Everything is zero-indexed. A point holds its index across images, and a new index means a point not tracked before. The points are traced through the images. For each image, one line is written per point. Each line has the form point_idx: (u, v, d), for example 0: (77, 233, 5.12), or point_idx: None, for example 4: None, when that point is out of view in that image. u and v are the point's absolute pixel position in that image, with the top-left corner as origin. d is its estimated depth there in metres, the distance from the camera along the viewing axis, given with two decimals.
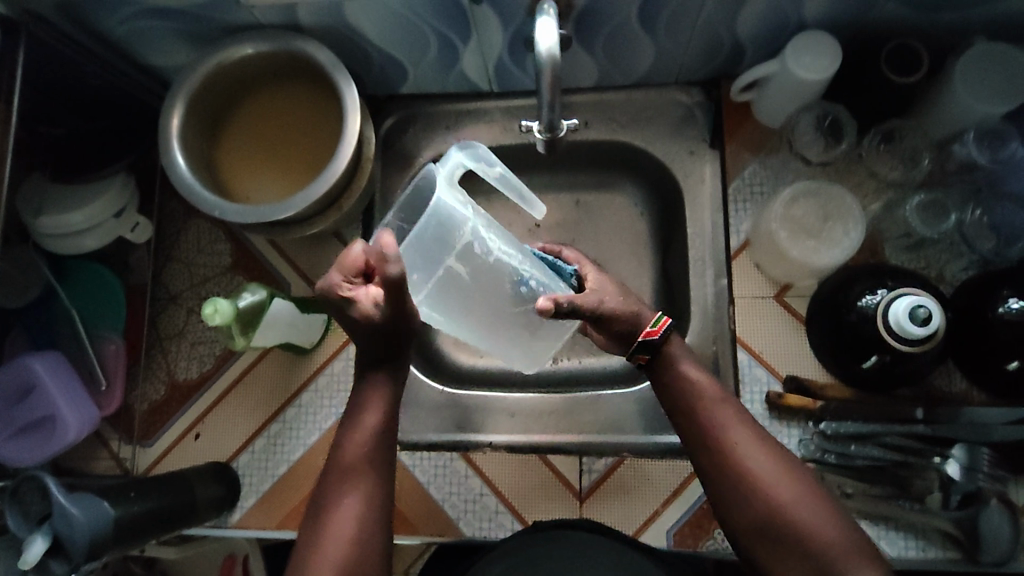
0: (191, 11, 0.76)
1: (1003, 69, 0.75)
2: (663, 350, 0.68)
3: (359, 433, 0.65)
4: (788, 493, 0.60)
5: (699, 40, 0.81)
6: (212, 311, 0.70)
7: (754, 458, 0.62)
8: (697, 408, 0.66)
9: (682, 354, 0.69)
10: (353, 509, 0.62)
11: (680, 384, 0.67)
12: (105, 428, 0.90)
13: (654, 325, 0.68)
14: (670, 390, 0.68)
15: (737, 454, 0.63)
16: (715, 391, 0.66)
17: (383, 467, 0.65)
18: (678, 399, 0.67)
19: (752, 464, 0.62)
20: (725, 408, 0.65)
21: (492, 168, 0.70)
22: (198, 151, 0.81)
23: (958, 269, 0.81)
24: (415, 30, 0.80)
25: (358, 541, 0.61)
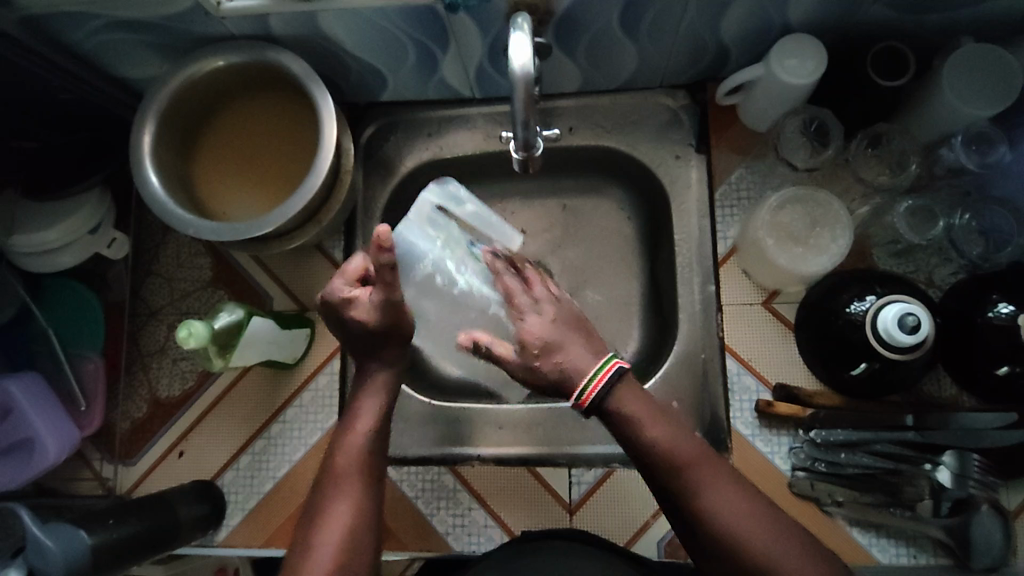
0: (160, 24, 0.74)
1: (991, 72, 0.74)
2: (608, 399, 0.62)
3: (354, 441, 0.65)
4: (775, 548, 0.57)
5: (682, 44, 0.80)
6: (187, 334, 0.68)
7: (732, 512, 0.58)
8: (663, 463, 0.60)
9: (633, 396, 0.62)
10: (347, 512, 0.61)
11: (640, 435, 0.61)
12: (87, 448, 0.88)
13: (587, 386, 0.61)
14: (633, 445, 0.61)
15: (711, 511, 0.58)
16: (680, 442, 0.61)
17: (376, 473, 0.65)
18: (639, 452, 0.61)
19: (734, 523, 0.58)
20: (694, 459, 0.60)
21: (463, 204, 0.77)
22: (172, 167, 0.79)
23: (947, 274, 0.80)
24: (391, 39, 0.78)
25: (354, 543, 0.60)
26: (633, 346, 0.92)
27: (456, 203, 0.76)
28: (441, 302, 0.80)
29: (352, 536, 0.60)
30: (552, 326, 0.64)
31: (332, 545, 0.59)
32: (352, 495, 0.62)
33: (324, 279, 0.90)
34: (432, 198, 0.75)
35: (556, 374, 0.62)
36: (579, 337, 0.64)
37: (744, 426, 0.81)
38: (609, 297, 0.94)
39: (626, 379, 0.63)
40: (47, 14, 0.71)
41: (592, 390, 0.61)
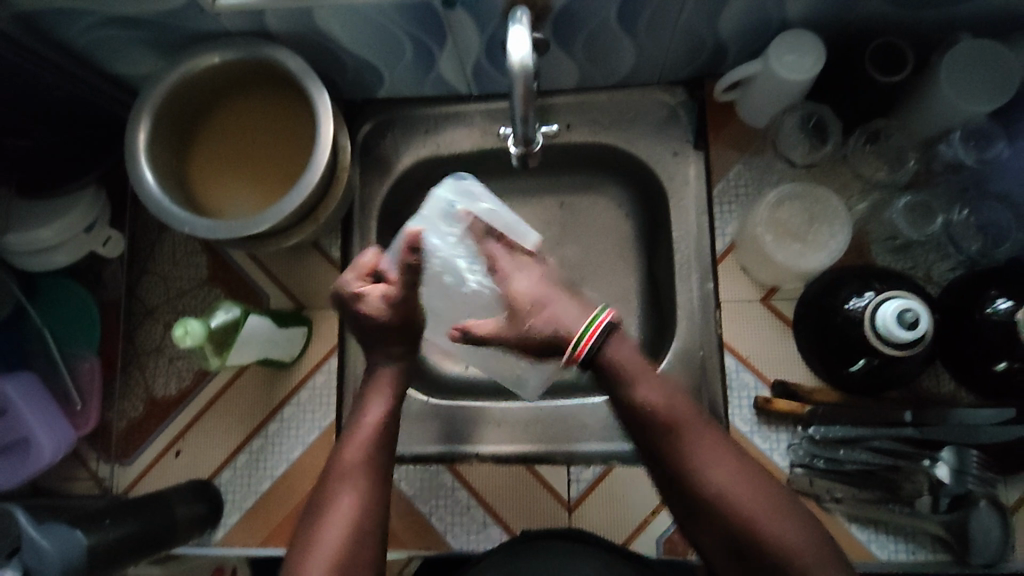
0: (155, 20, 0.73)
1: (989, 68, 0.74)
2: (599, 355, 0.64)
3: (356, 439, 0.65)
4: (748, 494, 0.60)
5: (680, 40, 0.80)
6: (182, 333, 0.68)
7: (708, 458, 0.61)
8: (649, 413, 0.62)
9: (626, 354, 0.65)
10: (347, 510, 0.61)
11: (629, 386, 0.63)
12: (83, 447, 0.88)
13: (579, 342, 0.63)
14: (620, 396, 0.64)
15: (689, 457, 0.61)
16: (665, 393, 0.63)
17: (380, 472, 0.64)
18: (625, 401, 0.64)
19: (709, 470, 0.61)
20: (678, 410, 0.63)
21: (477, 200, 0.73)
22: (167, 164, 0.79)
23: (945, 269, 0.80)
24: (388, 35, 0.77)
25: (354, 543, 0.60)
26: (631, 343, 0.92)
27: (470, 198, 0.73)
28: (449, 302, 0.72)
29: (353, 536, 0.60)
30: (538, 287, 0.67)
31: (331, 543, 0.59)
32: (352, 494, 0.62)
33: (321, 277, 0.89)
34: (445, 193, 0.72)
35: (546, 333, 0.64)
36: (564, 297, 0.66)
37: (743, 424, 0.81)
38: (607, 294, 0.94)
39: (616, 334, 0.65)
40: (41, 11, 0.70)
41: (582, 346, 0.63)
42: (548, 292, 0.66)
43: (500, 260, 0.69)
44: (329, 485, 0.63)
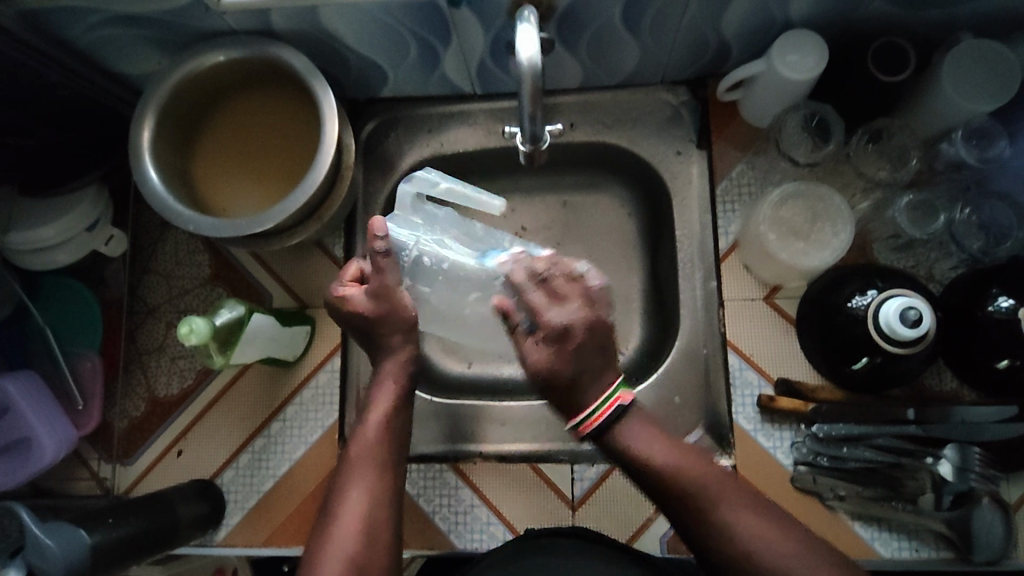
0: (159, 18, 0.73)
1: (990, 68, 0.74)
2: (611, 429, 0.63)
3: (368, 432, 0.66)
4: (784, 551, 0.56)
5: (684, 40, 0.80)
6: (188, 331, 0.67)
7: (741, 519, 0.58)
8: (671, 484, 0.60)
9: (643, 429, 0.63)
10: (359, 511, 0.61)
11: (644, 460, 0.61)
12: (85, 447, 0.87)
13: (592, 413, 0.63)
14: (636, 471, 0.62)
15: (721, 522, 0.58)
16: (690, 458, 0.61)
17: (391, 464, 0.65)
18: (643, 477, 0.61)
19: (744, 531, 0.57)
20: (705, 473, 0.60)
21: (436, 185, 0.79)
22: (171, 163, 0.79)
23: (947, 267, 0.81)
24: (393, 34, 0.77)
25: (369, 533, 0.60)
26: (635, 341, 0.92)
27: (429, 186, 0.78)
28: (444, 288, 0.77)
29: (367, 526, 0.60)
30: (566, 359, 0.63)
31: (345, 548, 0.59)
32: (365, 484, 0.62)
33: (324, 277, 0.89)
34: (406, 187, 0.78)
35: (559, 400, 0.64)
36: (590, 375, 0.63)
37: (747, 421, 0.81)
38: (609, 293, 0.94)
39: (631, 413, 0.64)
40: (45, 9, 0.70)
41: (592, 421, 0.63)
42: (571, 368, 0.63)
43: (544, 314, 0.64)
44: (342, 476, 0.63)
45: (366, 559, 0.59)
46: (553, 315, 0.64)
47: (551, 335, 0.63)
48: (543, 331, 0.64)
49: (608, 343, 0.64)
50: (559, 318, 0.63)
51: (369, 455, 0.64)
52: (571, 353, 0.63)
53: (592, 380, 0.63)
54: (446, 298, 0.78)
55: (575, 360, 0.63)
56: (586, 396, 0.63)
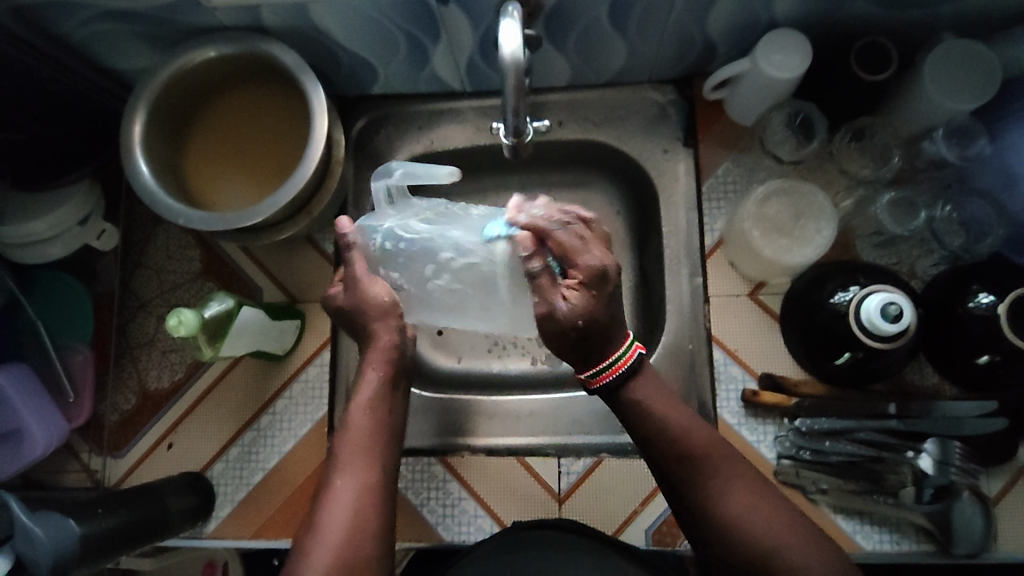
0: (151, 14, 0.74)
1: (970, 67, 0.75)
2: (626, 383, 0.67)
3: (356, 422, 0.67)
4: (772, 529, 0.61)
5: (671, 39, 0.81)
6: (177, 323, 0.68)
7: (736, 497, 0.62)
8: (676, 450, 0.65)
9: (656, 392, 0.68)
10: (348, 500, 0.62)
11: (655, 422, 0.66)
12: (76, 440, 0.88)
13: (620, 358, 0.67)
14: (644, 432, 0.67)
15: (717, 493, 0.63)
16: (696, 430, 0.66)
17: (383, 453, 0.66)
18: (651, 438, 0.66)
19: (732, 505, 0.62)
20: (707, 445, 0.65)
21: (392, 174, 0.74)
22: (163, 157, 0.79)
23: (928, 264, 0.82)
24: (383, 31, 0.78)
25: (358, 521, 0.61)
26: None
27: (386, 177, 0.74)
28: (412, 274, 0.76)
29: (359, 511, 0.61)
30: (600, 304, 0.66)
31: (335, 535, 0.60)
32: (360, 471, 0.64)
33: (313, 272, 0.90)
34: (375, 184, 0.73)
35: (582, 350, 0.67)
36: (616, 325, 0.67)
37: (730, 416, 0.82)
38: None
39: (643, 372, 0.68)
40: (38, 4, 0.71)
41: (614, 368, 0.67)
42: (606, 312, 0.66)
43: (579, 257, 0.67)
44: (333, 464, 0.65)
45: (355, 545, 0.60)
46: (588, 258, 0.67)
47: (590, 276, 0.66)
48: (578, 274, 0.66)
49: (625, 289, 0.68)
50: (592, 262, 0.66)
51: (360, 443, 0.66)
52: (607, 295, 0.66)
53: (616, 332, 0.67)
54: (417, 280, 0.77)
55: (607, 305, 0.66)
56: (610, 345, 0.67)
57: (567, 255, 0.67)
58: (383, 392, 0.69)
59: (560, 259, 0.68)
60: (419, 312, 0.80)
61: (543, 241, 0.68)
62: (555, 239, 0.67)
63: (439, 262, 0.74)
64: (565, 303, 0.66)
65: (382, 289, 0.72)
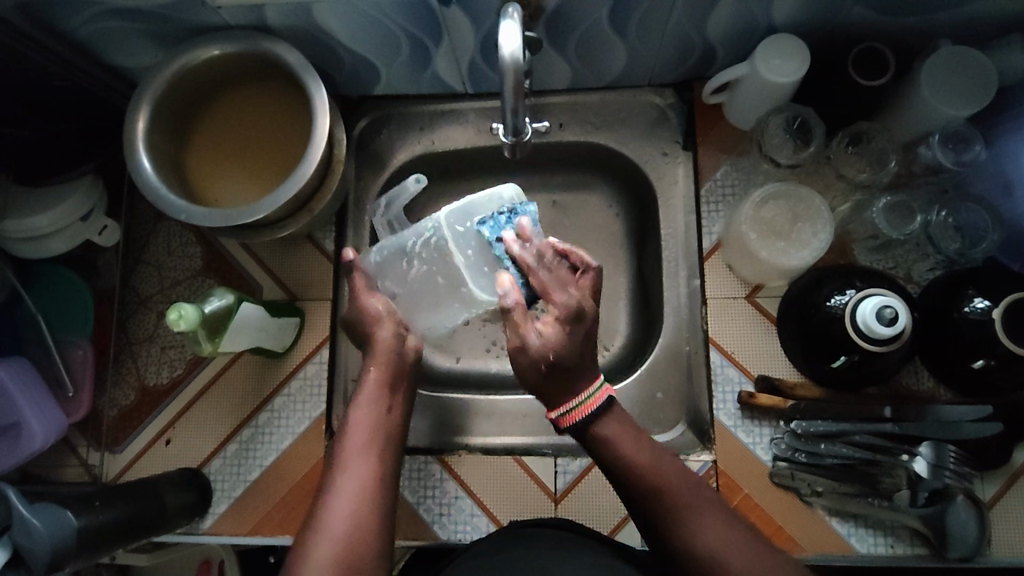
0: (156, 12, 0.75)
1: (966, 74, 0.76)
2: (592, 423, 0.68)
3: (354, 425, 0.67)
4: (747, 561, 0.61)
5: (671, 43, 0.82)
6: (177, 318, 0.68)
7: (707, 534, 0.62)
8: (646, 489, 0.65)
9: (625, 432, 0.68)
10: (351, 501, 0.62)
11: (624, 456, 0.66)
12: (74, 435, 0.88)
13: (591, 396, 0.68)
14: (616, 467, 0.67)
15: (687, 533, 0.63)
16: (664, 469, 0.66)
17: (383, 453, 0.66)
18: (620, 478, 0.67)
19: (707, 540, 0.62)
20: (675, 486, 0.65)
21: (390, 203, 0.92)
22: (165, 153, 0.80)
23: (924, 269, 0.83)
24: (386, 32, 0.79)
25: (361, 520, 0.61)
26: (620, 338, 0.94)
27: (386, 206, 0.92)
28: (401, 276, 0.79)
29: (356, 512, 0.61)
30: (574, 343, 0.68)
31: (337, 536, 0.60)
32: (360, 473, 0.64)
33: (313, 270, 0.91)
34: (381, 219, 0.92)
35: (557, 388, 0.68)
36: (588, 367, 0.69)
37: (727, 417, 0.82)
38: None
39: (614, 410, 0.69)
40: None
41: (583, 408, 0.68)
42: (580, 351, 0.68)
43: (556, 295, 0.69)
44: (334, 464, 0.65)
45: (356, 545, 0.60)
46: (564, 296, 0.69)
47: (566, 315, 0.68)
48: (554, 310, 0.69)
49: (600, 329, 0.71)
50: (569, 301, 0.69)
51: (360, 443, 0.66)
52: (583, 335, 0.68)
53: (586, 375, 0.69)
54: (404, 280, 0.79)
55: (582, 344, 0.68)
56: (580, 384, 0.68)
57: (547, 292, 0.70)
58: (381, 395, 0.69)
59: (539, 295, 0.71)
60: (421, 321, 0.80)
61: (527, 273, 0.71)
62: (535, 276, 0.70)
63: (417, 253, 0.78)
64: (544, 341, 0.68)
65: (379, 301, 0.74)
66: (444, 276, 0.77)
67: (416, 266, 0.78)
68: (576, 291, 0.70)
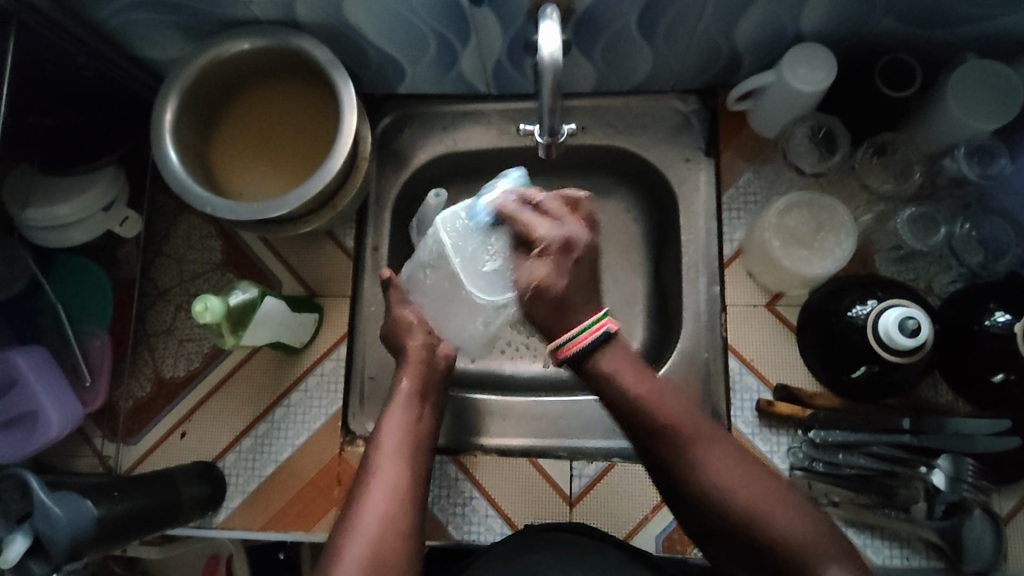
0: (187, 4, 0.75)
1: (993, 87, 0.76)
2: (591, 354, 0.67)
3: (388, 429, 0.69)
4: (759, 499, 0.61)
5: (697, 49, 0.82)
6: (202, 309, 0.68)
7: (715, 466, 0.62)
8: (654, 419, 0.64)
9: (623, 356, 0.67)
10: (381, 501, 0.63)
11: (626, 395, 0.65)
12: (89, 425, 0.88)
13: (585, 328, 0.67)
14: (618, 406, 0.66)
15: (694, 461, 0.63)
16: (667, 394, 0.65)
17: (415, 456, 0.68)
18: (623, 410, 0.66)
19: (716, 473, 0.62)
20: (677, 415, 0.64)
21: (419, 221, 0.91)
22: (191, 145, 0.80)
23: (945, 281, 0.82)
24: (414, 31, 0.79)
25: (394, 517, 0.62)
26: (637, 342, 0.94)
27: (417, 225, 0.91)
28: (427, 294, 0.81)
29: (390, 509, 0.63)
30: (564, 274, 0.68)
31: (371, 530, 0.61)
32: (394, 472, 0.65)
33: (333, 266, 0.91)
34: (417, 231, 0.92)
35: (547, 314, 0.68)
36: (584, 300, 0.68)
37: (745, 425, 0.83)
38: (614, 295, 0.96)
39: (614, 342, 0.68)
40: None
41: (571, 345, 0.67)
42: (569, 278, 0.68)
43: (536, 227, 0.70)
44: (368, 463, 0.67)
45: (384, 539, 0.61)
46: (548, 230, 0.70)
47: (551, 245, 0.69)
48: (537, 247, 0.70)
49: (599, 261, 0.71)
50: (554, 233, 0.70)
51: (394, 445, 0.68)
52: (573, 263, 0.69)
53: (584, 306, 0.68)
54: (431, 295, 0.80)
55: (571, 272, 0.69)
56: (575, 317, 0.68)
57: (527, 229, 0.71)
58: (411, 404, 0.72)
59: (523, 234, 0.71)
60: (450, 331, 0.82)
61: (513, 222, 0.72)
62: (518, 220, 0.72)
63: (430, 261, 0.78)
64: (530, 274, 0.69)
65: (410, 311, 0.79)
66: (450, 279, 0.77)
67: (430, 275, 0.79)
68: (561, 223, 0.71)
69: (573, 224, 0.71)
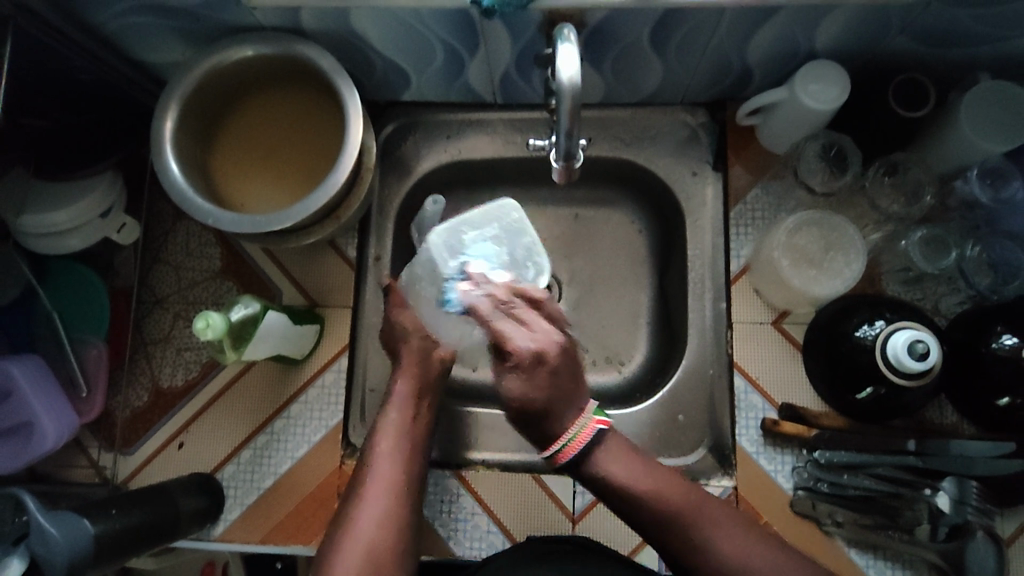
0: (191, 10, 0.73)
1: (1008, 109, 0.76)
2: (587, 459, 0.65)
3: (384, 433, 0.70)
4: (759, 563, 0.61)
5: (708, 64, 0.81)
6: (204, 326, 0.67)
7: (724, 544, 0.62)
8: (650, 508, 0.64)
9: (619, 455, 0.66)
10: (377, 504, 0.64)
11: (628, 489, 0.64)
12: (85, 435, 0.87)
13: (571, 439, 0.65)
14: (619, 502, 0.65)
15: (692, 533, 0.63)
16: (660, 477, 0.65)
17: (410, 465, 0.69)
18: (617, 501, 0.65)
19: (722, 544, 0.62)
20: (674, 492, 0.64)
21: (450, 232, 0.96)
22: (192, 156, 0.79)
23: (953, 302, 0.82)
24: (423, 41, 0.78)
25: (391, 526, 0.64)
26: (639, 357, 0.94)
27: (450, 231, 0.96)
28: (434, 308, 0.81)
29: (385, 517, 0.64)
30: (539, 387, 0.65)
31: (365, 536, 0.62)
32: (390, 470, 0.67)
33: (334, 275, 0.89)
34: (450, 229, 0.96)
35: (539, 429, 0.66)
36: (563, 403, 0.65)
37: (750, 443, 0.82)
38: (617, 308, 0.95)
39: (607, 439, 0.66)
40: None
41: (569, 448, 0.65)
42: (543, 394, 0.65)
43: (508, 336, 0.68)
44: (366, 464, 0.68)
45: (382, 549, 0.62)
46: (518, 339, 0.67)
47: (523, 361, 0.66)
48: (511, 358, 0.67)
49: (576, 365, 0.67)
50: (523, 343, 0.67)
51: (390, 440, 0.70)
52: (545, 377, 0.65)
53: (571, 407, 0.66)
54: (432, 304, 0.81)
55: (548, 384, 0.65)
56: (560, 424, 0.65)
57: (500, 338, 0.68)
58: (408, 403, 0.73)
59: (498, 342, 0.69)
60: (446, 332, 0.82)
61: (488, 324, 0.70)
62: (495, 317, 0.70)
63: (425, 275, 0.81)
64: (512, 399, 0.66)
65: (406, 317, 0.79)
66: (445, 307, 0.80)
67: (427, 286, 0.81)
68: (534, 331, 0.68)
69: (546, 332, 0.68)
